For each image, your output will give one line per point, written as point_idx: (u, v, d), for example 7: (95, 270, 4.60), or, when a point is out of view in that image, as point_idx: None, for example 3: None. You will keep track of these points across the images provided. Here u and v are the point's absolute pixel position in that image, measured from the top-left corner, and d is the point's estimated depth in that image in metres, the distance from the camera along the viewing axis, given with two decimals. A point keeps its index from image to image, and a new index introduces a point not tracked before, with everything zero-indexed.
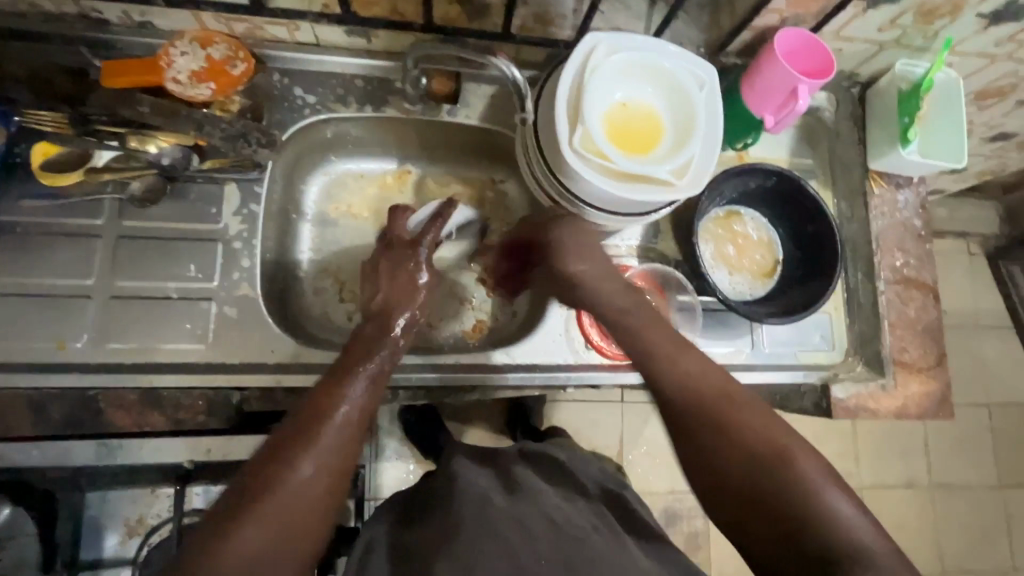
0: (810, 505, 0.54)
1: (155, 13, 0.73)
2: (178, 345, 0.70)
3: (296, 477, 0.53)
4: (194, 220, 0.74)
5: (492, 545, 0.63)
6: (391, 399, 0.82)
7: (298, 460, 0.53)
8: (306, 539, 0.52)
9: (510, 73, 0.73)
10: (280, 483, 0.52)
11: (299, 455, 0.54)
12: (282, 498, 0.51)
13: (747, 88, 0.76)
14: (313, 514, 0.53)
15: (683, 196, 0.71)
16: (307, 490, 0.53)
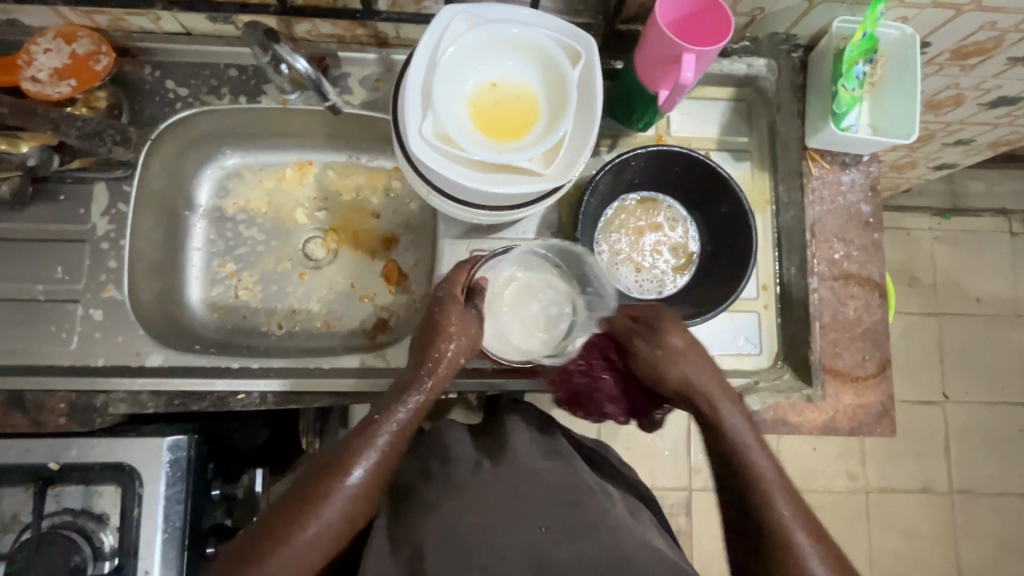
0: None
1: (16, 11, 0.72)
2: (44, 347, 0.71)
3: (292, 548, 0.54)
4: (62, 222, 0.74)
5: (484, 516, 0.52)
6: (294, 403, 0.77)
7: (291, 537, 0.55)
8: None
9: (298, 66, 0.69)
10: (287, 539, 0.55)
11: (308, 515, 0.56)
12: (289, 558, 0.54)
13: (637, 60, 0.67)
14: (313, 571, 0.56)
15: (552, 186, 0.63)
16: (302, 560, 0.55)
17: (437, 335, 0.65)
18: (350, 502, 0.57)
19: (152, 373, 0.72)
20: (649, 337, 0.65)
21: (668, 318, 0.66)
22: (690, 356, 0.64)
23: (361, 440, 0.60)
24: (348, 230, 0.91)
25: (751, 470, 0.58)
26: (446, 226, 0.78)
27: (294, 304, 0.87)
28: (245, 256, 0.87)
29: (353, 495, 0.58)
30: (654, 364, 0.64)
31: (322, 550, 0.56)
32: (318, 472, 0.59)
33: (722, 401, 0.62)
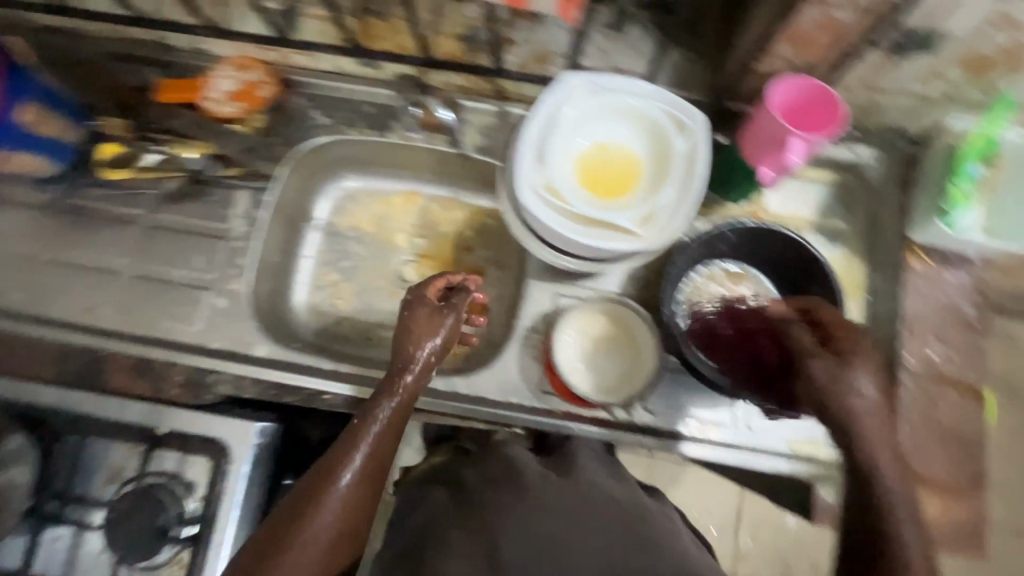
0: None
1: (209, 42, 0.86)
2: (173, 325, 0.81)
3: (296, 549, 0.59)
4: (209, 219, 0.85)
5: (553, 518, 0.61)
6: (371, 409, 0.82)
7: (296, 536, 0.59)
8: None
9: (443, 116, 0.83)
10: (289, 539, 0.59)
11: (311, 517, 0.60)
12: (295, 555, 0.59)
13: (744, 137, 0.69)
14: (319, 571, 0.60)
15: (647, 248, 0.67)
16: (313, 555, 0.59)
17: (406, 339, 0.71)
18: (337, 504, 0.62)
19: (256, 361, 0.80)
20: (831, 362, 0.60)
21: (860, 343, 0.61)
22: (870, 387, 0.59)
23: (347, 448, 0.64)
24: (440, 259, 0.97)
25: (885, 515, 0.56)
26: (534, 268, 0.83)
27: (381, 320, 0.94)
28: (348, 269, 0.96)
29: (345, 496, 0.62)
30: (822, 388, 0.60)
31: (325, 548, 0.61)
32: (311, 479, 0.63)
33: (884, 437, 0.58)
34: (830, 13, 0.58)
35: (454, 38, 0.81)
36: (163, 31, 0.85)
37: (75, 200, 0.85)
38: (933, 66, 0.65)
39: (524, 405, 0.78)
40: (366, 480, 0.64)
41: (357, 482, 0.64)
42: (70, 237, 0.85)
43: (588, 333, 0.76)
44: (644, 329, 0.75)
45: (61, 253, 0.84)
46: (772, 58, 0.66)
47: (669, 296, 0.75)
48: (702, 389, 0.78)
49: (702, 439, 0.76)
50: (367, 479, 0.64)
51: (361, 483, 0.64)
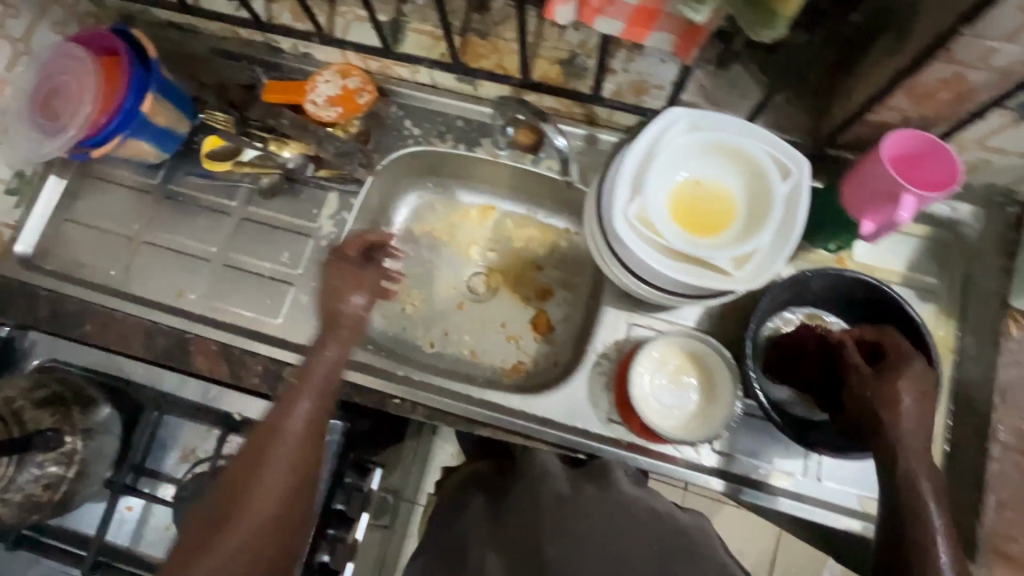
0: None
1: (315, 48, 0.90)
2: (257, 316, 0.84)
3: (244, 499, 0.64)
4: (299, 217, 0.88)
5: (592, 524, 0.59)
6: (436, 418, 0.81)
7: (248, 489, 0.65)
8: (281, 534, 0.65)
9: (556, 141, 0.83)
10: (245, 492, 0.65)
11: (263, 472, 0.66)
12: (248, 505, 0.64)
13: (848, 186, 0.69)
14: (275, 517, 0.65)
15: (740, 289, 0.66)
16: (263, 501, 0.65)
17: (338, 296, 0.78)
18: (274, 465, 0.66)
19: None
20: (869, 376, 0.64)
21: (899, 363, 0.64)
22: (906, 397, 0.61)
23: (290, 409, 0.69)
24: (510, 274, 0.98)
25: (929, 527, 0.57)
26: (610, 295, 0.83)
27: (448, 329, 0.96)
28: (420, 276, 0.98)
29: (282, 459, 0.67)
30: (868, 405, 0.63)
31: (282, 506, 0.66)
32: (254, 437, 0.69)
33: (916, 442, 0.60)
34: (961, 71, 0.57)
35: (553, 62, 0.82)
36: (274, 34, 0.89)
37: (177, 187, 0.90)
38: None
39: (591, 431, 0.78)
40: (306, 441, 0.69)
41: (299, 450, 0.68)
42: (170, 223, 0.89)
43: (670, 367, 0.77)
44: (726, 377, 0.75)
45: (160, 237, 0.89)
46: (886, 110, 0.65)
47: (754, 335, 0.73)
48: (773, 437, 0.76)
49: (772, 485, 0.75)
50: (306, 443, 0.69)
51: (302, 448, 0.69)
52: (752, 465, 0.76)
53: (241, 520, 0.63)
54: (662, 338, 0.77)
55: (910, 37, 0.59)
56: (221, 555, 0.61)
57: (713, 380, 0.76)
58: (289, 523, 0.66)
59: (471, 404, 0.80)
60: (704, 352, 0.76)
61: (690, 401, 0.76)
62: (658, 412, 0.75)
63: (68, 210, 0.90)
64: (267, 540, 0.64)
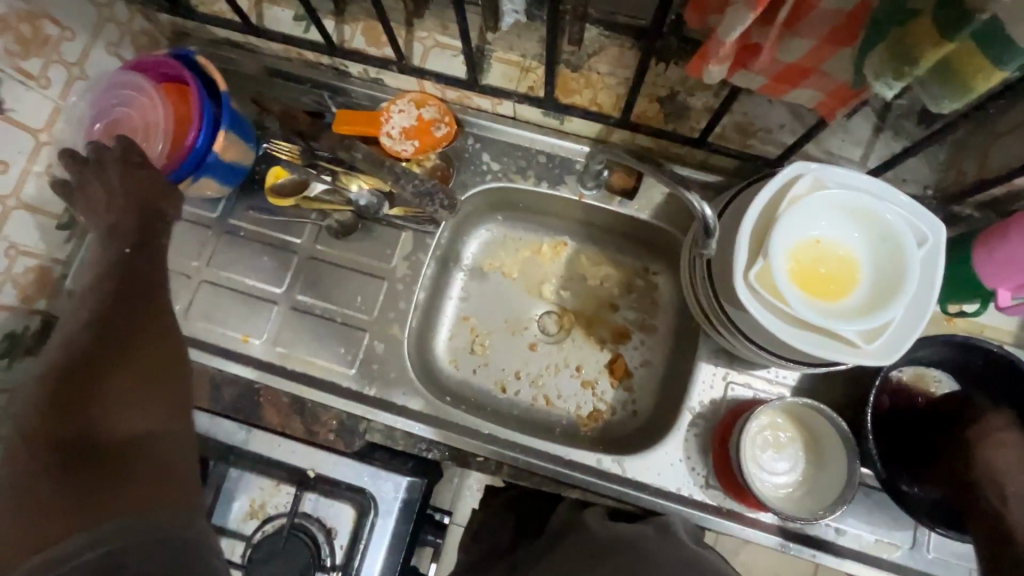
0: None
1: (388, 74, 0.84)
2: (329, 364, 0.80)
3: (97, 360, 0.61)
4: (370, 256, 0.83)
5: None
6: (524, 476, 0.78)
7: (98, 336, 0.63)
8: (161, 387, 0.64)
9: (700, 211, 0.66)
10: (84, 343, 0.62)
11: (101, 310, 0.65)
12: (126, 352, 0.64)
13: (983, 253, 0.65)
14: (152, 363, 0.65)
15: (872, 363, 0.62)
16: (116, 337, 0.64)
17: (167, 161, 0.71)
18: (113, 315, 0.65)
19: (409, 414, 0.78)
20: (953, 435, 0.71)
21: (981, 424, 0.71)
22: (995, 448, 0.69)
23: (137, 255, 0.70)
24: (584, 314, 0.93)
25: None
26: (705, 349, 0.78)
27: (521, 372, 0.91)
28: (490, 315, 0.93)
29: (87, 309, 0.65)
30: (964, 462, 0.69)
31: (167, 366, 0.66)
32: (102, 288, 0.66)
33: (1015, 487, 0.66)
34: None
35: (653, 100, 0.76)
36: (345, 59, 0.82)
37: (238, 221, 0.85)
38: None
39: (687, 496, 0.74)
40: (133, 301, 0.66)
41: (119, 286, 0.66)
42: (230, 260, 0.84)
43: (773, 432, 0.73)
44: (837, 446, 0.70)
45: (221, 275, 0.83)
46: None
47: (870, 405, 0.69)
48: (883, 508, 0.73)
49: (880, 558, 0.72)
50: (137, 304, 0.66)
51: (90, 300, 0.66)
52: (859, 537, 0.72)
53: (121, 368, 0.62)
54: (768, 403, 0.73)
55: None
56: (117, 410, 0.60)
57: (818, 450, 0.72)
58: (164, 378, 0.65)
59: (562, 464, 0.77)
60: (814, 420, 0.72)
61: (791, 472, 0.72)
62: (760, 478, 0.71)
63: None
64: (153, 388, 0.63)
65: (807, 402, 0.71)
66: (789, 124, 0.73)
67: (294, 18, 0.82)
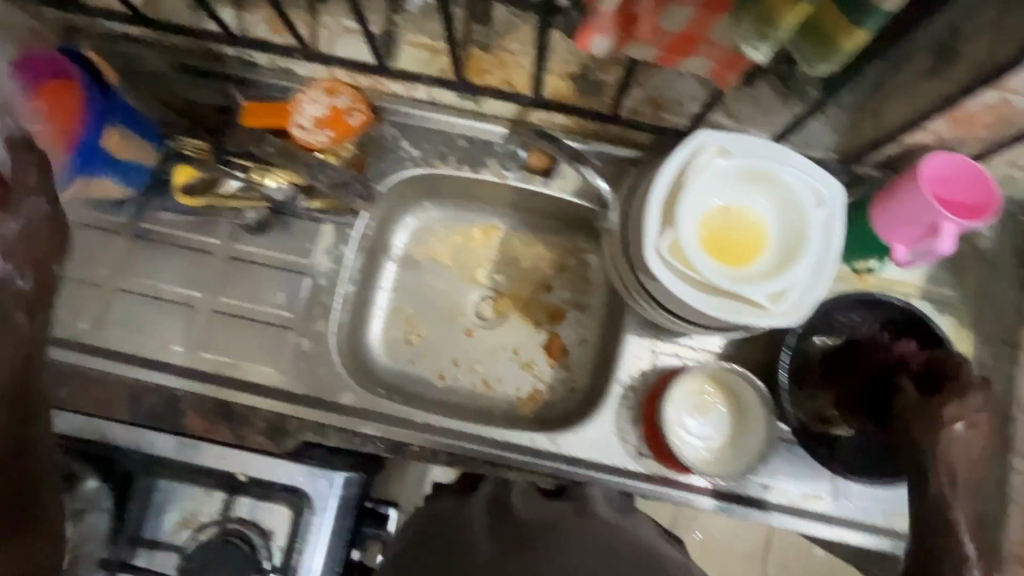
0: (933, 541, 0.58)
1: (296, 63, 0.81)
2: (254, 365, 0.77)
3: None
4: (292, 252, 0.81)
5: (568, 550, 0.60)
6: (461, 462, 0.78)
7: None
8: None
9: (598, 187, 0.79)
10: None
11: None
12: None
13: (879, 210, 0.67)
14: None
15: (780, 324, 0.64)
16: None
17: None
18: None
19: (340, 409, 0.77)
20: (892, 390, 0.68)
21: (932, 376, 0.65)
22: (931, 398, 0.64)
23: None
24: (520, 297, 0.93)
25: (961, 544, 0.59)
26: (632, 322, 0.79)
27: (458, 359, 0.90)
28: (423, 304, 0.91)
29: None
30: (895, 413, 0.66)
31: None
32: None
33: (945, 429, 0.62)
34: (1007, 97, 0.55)
35: (564, 77, 0.76)
36: (248, 48, 0.79)
37: (148, 224, 0.81)
38: None
39: (619, 466, 0.76)
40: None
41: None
42: (142, 266, 0.80)
43: (700, 397, 0.75)
44: (758, 408, 0.73)
45: (133, 282, 0.80)
46: (922, 132, 0.63)
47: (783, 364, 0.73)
48: (806, 462, 0.76)
49: (805, 508, 0.75)
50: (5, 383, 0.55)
51: None
52: (786, 491, 0.75)
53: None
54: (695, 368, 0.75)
55: (955, 61, 0.56)
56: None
57: (742, 413, 0.75)
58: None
59: (498, 448, 0.77)
60: (738, 382, 0.74)
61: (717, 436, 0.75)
62: (687, 443, 0.74)
63: None
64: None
65: (731, 368, 0.73)
66: (697, 94, 0.74)
67: (190, 8, 0.78)
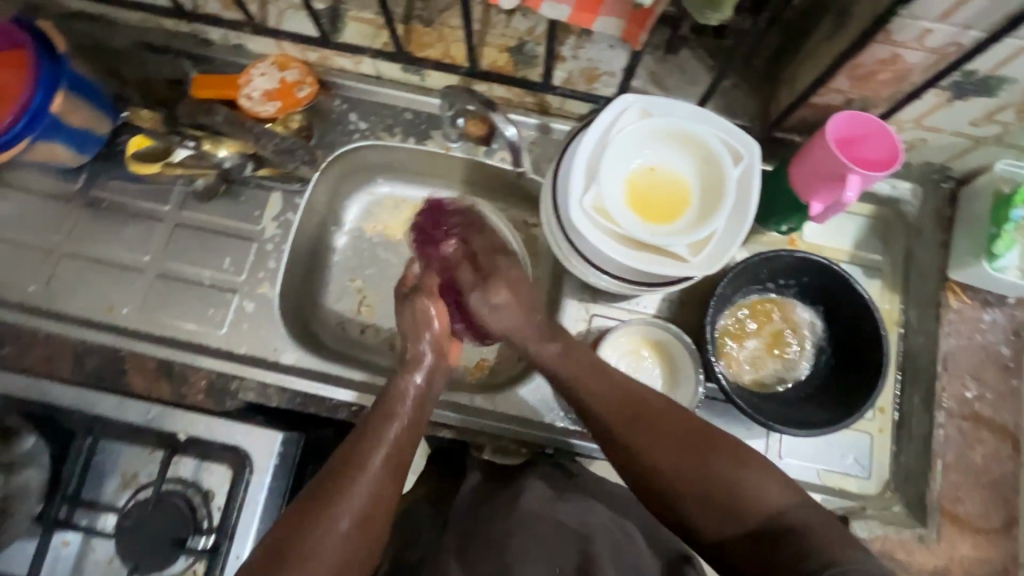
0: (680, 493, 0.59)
1: (247, 38, 0.84)
2: (200, 327, 0.79)
3: None
4: (239, 219, 0.83)
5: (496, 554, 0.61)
6: None
7: None
8: None
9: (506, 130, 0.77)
10: None
11: None
12: None
13: (794, 170, 0.69)
14: None
15: (697, 275, 0.67)
16: None
17: None
18: None
19: (283, 369, 0.78)
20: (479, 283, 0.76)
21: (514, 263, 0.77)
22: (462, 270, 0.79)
23: None
24: None
25: (739, 515, 0.56)
26: (570, 286, 0.82)
27: None
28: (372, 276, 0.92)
29: None
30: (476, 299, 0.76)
31: None
32: None
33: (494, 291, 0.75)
34: (896, 50, 0.59)
35: (501, 50, 0.79)
36: (201, 24, 0.83)
37: (100, 193, 0.83)
38: (990, 108, 0.64)
39: (557, 426, 0.80)
40: (441, 370, 0.74)
41: None
42: (91, 232, 0.82)
43: (635, 357, 0.77)
44: (686, 366, 0.75)
45: (82, 247, 0.81)
46: (829, 91, 0.67)
47: (710, 319, 0.73)
48: (735, 419, 0.76)
49: None
50: (444, 362, 0.75)
51: None
52: None
53: None
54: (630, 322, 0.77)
55: (850, 18, 0.60)
56: None
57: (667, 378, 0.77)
58: None
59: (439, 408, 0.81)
60: (668, 340, 0.76)
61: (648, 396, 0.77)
62: None
63: None
64: None
65: (661, 323, 0.75)
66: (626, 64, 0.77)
67: None
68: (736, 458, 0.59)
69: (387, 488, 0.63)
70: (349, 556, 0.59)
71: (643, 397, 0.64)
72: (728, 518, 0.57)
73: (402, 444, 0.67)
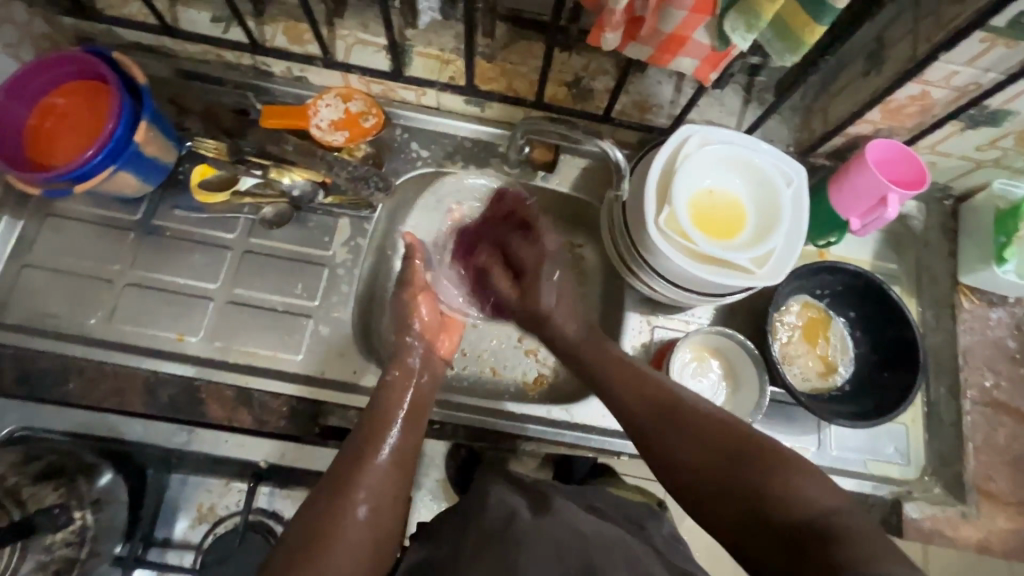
0: (701, 482, 0.59)
1: (311, 71, 0.87)
2: (275, 353, 0.79)
3: None
4: (309, 245, 0.84)
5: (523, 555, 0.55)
6: (470, 421, 0.84)
7: None
8: None
9: (613, 154, 0.82)
10: None
11: None
12: None
13: (834, 190, 0.78)
14: None
15: (762, 285, 0.73)
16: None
17: None
18: None
19: (363, 391, 0.79)
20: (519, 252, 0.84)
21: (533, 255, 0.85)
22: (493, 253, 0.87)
23: None
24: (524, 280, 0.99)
25: (762, 507, 0.53)
26: (631, 299, 0.87)
27: (466, 348, 0.93)
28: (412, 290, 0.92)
29: None
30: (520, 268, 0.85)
31: None
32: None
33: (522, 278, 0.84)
34: (926, 89, 0.69)
35: (562, 84, 0.85)
36: (266, 57, 0.85)
37: (162, 222, 0.82)
38: (995, 136, 0.75)
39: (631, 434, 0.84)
40: (430, 369, 0.76)
41: None
42: (155, 261, 0.81)
43: (698, 361, 0.83)
44: (748, 364, 0.81)
45: (146, 277, 0.80)
46: (863, 122, 0.77)
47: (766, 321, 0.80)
48: (792, 418, 0.83)
49: None
50: (433, 361, 0.78)
51: None
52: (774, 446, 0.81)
53: None
54: (698, 329, 0.82)
55: (886, 61, 0.70)
56: None
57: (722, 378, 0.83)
58: None
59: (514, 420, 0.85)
60: (731, 342, 0.82)
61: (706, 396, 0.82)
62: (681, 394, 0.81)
63: (25, 256, 0.79)
64: None
65: (723, 332, 0.81)
66: (676, 98, 0.86)
67: (211, 20, 0.82)
68: (769, 463, 0.56)
69: (390, 484, 0.63)
70: (361, 551, 0.57)
71: (674, 401, 0.65)
72: (751, 515, 0.54)
73: (404, 443, 0.67)
